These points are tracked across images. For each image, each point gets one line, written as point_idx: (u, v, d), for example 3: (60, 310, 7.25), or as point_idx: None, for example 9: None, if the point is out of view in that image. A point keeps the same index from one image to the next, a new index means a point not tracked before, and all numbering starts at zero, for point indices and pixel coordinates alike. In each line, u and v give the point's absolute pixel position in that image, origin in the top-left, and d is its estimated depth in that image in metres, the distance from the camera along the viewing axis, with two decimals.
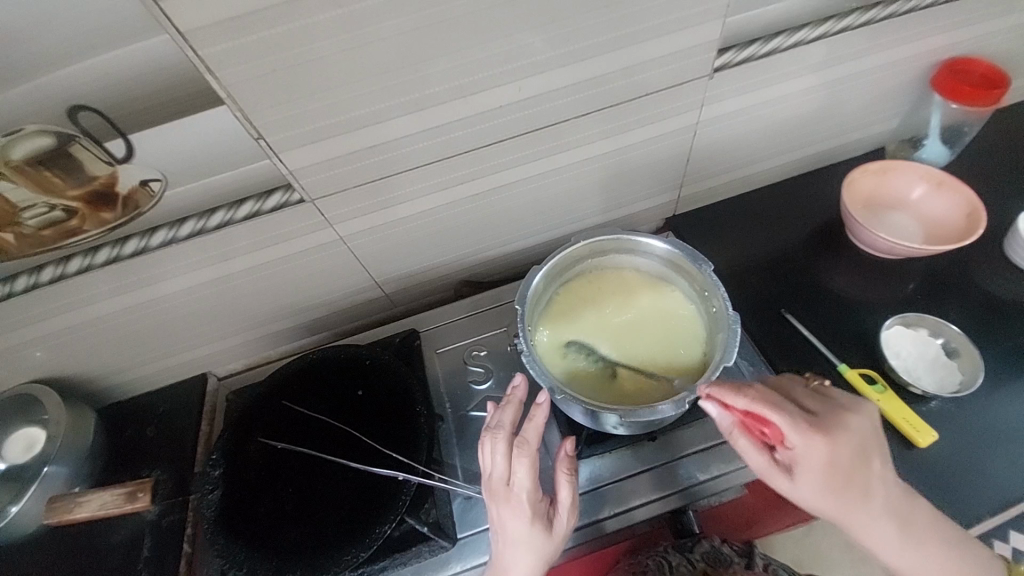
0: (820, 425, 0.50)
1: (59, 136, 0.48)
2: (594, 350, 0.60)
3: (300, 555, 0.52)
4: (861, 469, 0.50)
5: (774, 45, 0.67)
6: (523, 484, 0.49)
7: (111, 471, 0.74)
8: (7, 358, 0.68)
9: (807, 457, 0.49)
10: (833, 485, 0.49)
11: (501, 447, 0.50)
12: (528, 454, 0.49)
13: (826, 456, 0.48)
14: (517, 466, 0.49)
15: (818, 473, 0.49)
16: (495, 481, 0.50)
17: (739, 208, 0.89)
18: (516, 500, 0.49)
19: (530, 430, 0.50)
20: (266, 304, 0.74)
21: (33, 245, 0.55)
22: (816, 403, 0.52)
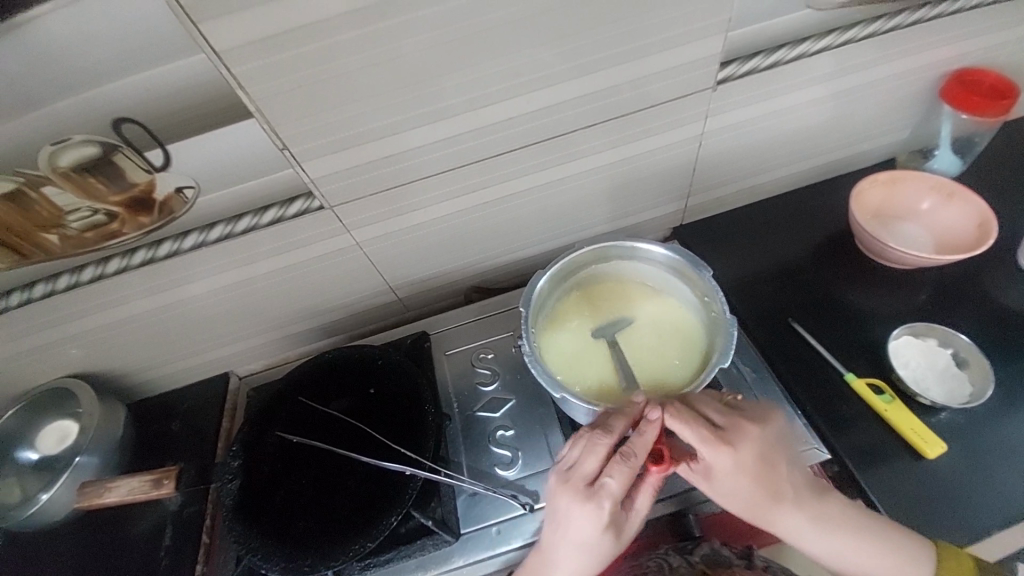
0: (726, 434, 0.53)
1: (104, 145, 0.51)
2: (594, 353, 0.62)
3: (311, 544, 0.55)
4: (769, 470, 0.54)
5: (777, 58, 0.69)
6: (612, 491, 0.49)
7: (138, 463, 0.78)
8: (48, 353, 0.73)
9: (717, 464, 0.52)
10: (744, 486, 0.53)
11: (599, 449, 0.50)
12: (631, 465, 0.49)
13: (734, 461, 0.52)
14: (612, 472, 0.49)
15: (728, 476, 0.52)
16: (577, 477, 0.50)
17: (746, 218, 0.90)
18: (594, 503, 0.49)
19: (638, 444, 0.50)
20: (285, 306, 0.78)
21: (76, 246, 0.59)
22: (718, 412, 0.54)
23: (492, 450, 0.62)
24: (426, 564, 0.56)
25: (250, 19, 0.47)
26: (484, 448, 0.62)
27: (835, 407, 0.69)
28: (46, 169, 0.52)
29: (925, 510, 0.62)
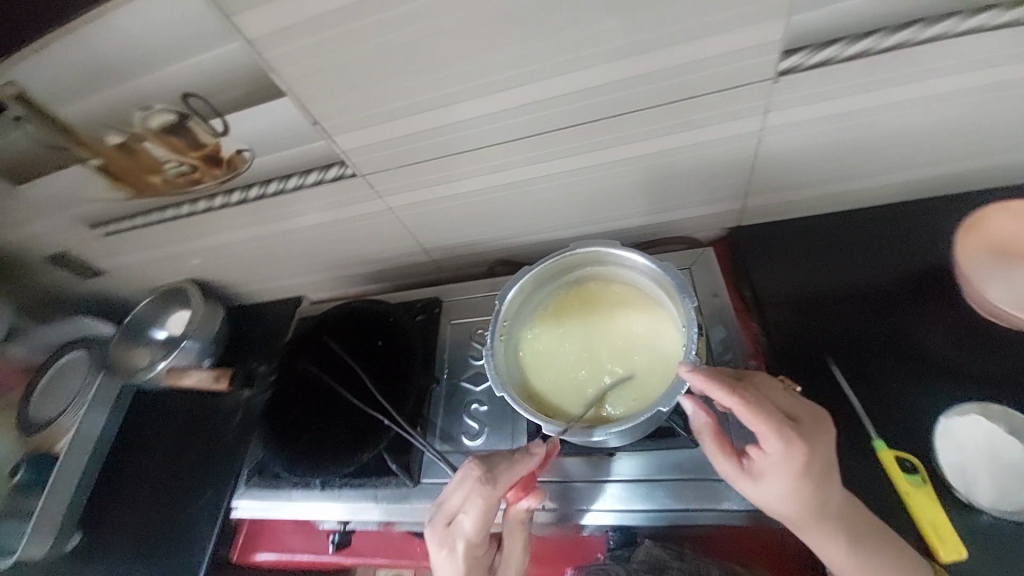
0: (801, 430, 0.50)
1: (180, 114, 0.63)
2: (558, 358, 0.62)
3: (306, 456, 0.68)
4: (829, 478, 0.51)
5: (867, 45, 0.54)
6: (468, 527, 0.54)
7: (228, 355, 1.00)
8: (170, 262, 0.95)
9: (781, 462, 0.49)
10: (801, 491, 0.50)
11: (468, 485, 0.54)
12: (487, 503, 0.53)
13: (803, 461, 0.49)
14: (469, 510, 0.53)
15: (789, 476, 0.50)
16: (441, 514, 0.55)
17: (818, 231, 0.77)
18: (453, 541, 0.54)
19: (501, 483, 0.53)
20: (335, 252, 0.90)
21: (173, 188, 0.75)
22: (795, 407, 0.52)
23: (464, 418, 0.68)
24: (382, 497, 0.66)
25: (272, 9, 0.51)
26: (459, 415, 0.68)
27: (844, 467, 0.62)
28: (142, 127, 0.65)
29: None
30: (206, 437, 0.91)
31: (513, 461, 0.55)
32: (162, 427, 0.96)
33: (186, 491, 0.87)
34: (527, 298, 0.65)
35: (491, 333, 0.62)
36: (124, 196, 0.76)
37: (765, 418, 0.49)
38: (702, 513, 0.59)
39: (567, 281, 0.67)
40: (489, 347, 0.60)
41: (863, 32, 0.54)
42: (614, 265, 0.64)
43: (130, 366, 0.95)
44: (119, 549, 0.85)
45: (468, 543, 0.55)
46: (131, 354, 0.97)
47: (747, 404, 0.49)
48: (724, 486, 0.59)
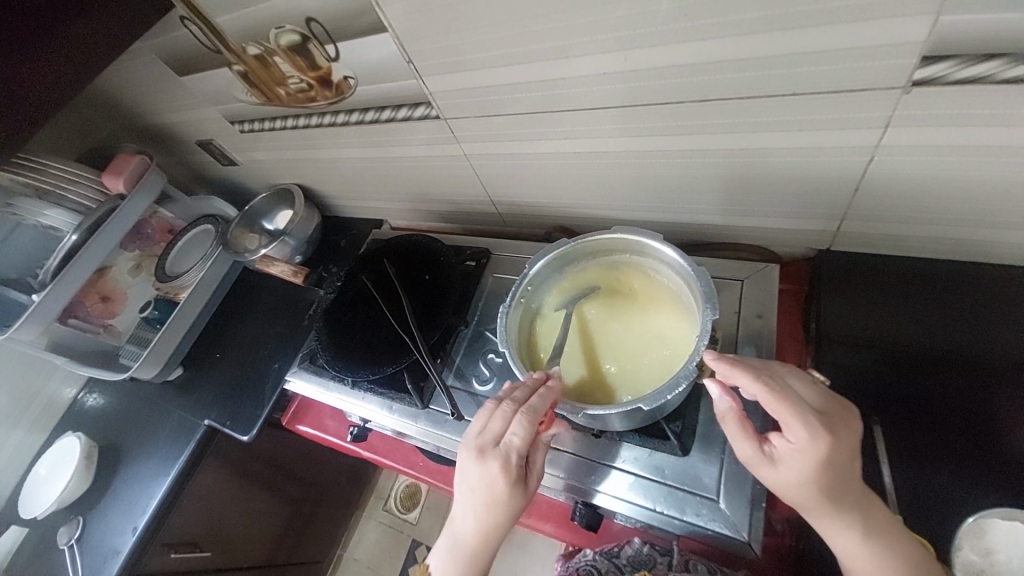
0: (828, 419, 0.48)
1: (303, 37, 0.71)
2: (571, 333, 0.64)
3: (344, 354, 0.78)
4: (852, 475, 0.48)
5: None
6: (516, 445, 0.52)
7: (317, 255, 1.17)
8: (286, 166, 1.11)
9: (804, 451, 0.47)
10: (824, 483, 0.48)
11: (501, 408, 0.55)
12: (529, 416, 0.53)
13: (827, 453, 0.47)
14: (513, 427, 0.53)
15: (814, 466, 0.47)
16: (486, 440, 0.54)
17: (917, 279, 0.67)
18: (503, 457, 0.52)
19: (537, 398, 0.54)
20: (416, 185, 0.98)
21: (293, 100, 0.86)
22: (820, 398, 0.50)
23: (479, 363, 0.74)
24: (393, 408, 0.75)
25: None
26: (476, 359, 0.75)
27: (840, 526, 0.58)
28: (275, 43, 0.73)
29: None
30: (293, 318, 1.13)
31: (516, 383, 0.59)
32: (263, 301, 1.19)
33: (270, 354, 1.10)
34: (556, 272, 0.68)
35: (515, 291, 0.65)
36: (255, 100, 0.89)
37: (788, 403, 0.48)
38: (665, 517, 0.59)
39: (594, 268, 0.68)
40: (507, 303, 0.64)
41: None
42: (652, 257, 0.64)
43: (238, 245, 1.16)
44: (214, 384, 1.11)
45: (517, 460, 0.53)
46: (240, 236, 1.17)
47: (770, 389, 0.48)
48: (695, 501, 0.58)
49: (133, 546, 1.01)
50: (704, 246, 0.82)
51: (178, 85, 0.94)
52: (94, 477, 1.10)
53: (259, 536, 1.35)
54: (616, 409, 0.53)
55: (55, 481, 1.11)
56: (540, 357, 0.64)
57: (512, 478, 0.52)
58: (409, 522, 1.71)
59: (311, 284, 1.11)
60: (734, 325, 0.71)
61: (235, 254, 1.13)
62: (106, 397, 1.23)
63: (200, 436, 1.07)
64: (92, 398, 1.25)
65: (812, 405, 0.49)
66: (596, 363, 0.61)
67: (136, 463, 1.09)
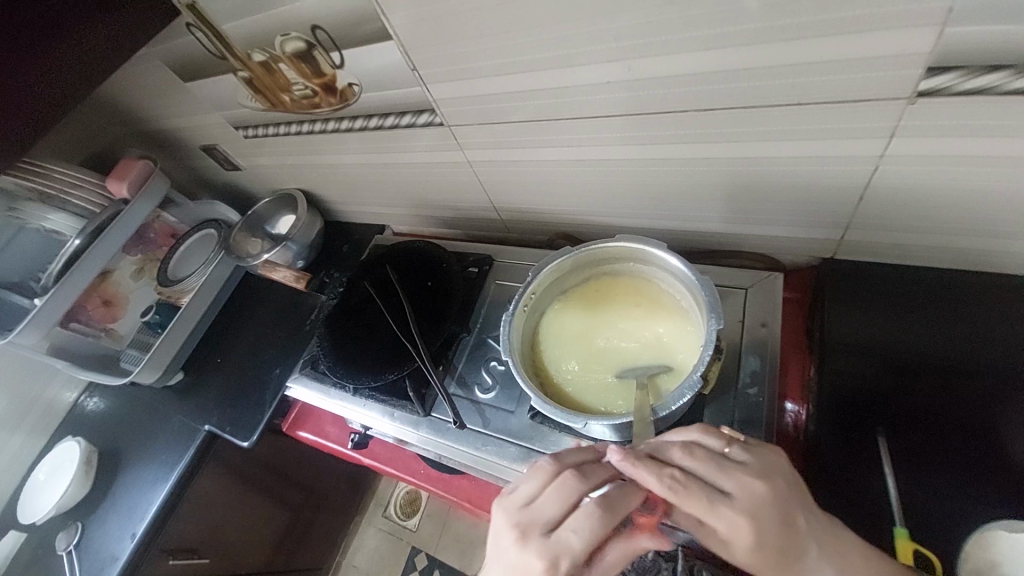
0: (747, 487, 0.46)
1: (308, 44, 0.70)
2: (573, 343, 0.64)
3: (345, 361, 0.78)
4: (794, 534, 0.46)
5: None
6: (569, 546, 0.46)
7: (319, 260, 1.17)
8: (290, 172, 1.11)
9: (733, 529, 0.45)
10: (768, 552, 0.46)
11: (561, 495, 0.48)
12: (600, 523, 0.46)
13: (749, 529, 0.45)
14: (577, 524, 0.47)
15: (751, 541, 0.45)
16: (533, 524, 0.48)
17: (922, 289, 0.66)
18: (548, 554, 0.46)
19: (621, 506, 0.47)
20: (419, 192, 0.98)
21: (297, 107, 0.86)
22: (747, 458, 0.48)
23: (482, 371, 0.73)
24: (395, 415, 0.75)
25: None
26: (478, 366, 0.74)
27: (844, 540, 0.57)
28: (280, 50, 0.73)
29: None
30: (295, 323, 1.13)
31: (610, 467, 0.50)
32: (265, 307, 1.19)
33: (271, 359, 1.10)
34: (557, 280, 0.67)
35: (521, 298, 0.65)
36: (260, 107, 0.89)
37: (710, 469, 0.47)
38: (669, 529, 0.59)
39: (597, 275, 0.68)
40: (508, 313, 0.63)
41: None
42: (658, 266, 0.63)
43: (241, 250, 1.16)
44: (214, 389, 1.11)
45: (570, 564, 0.46)
46: (244, 241, 1.18)
47: (691, 462, 0.48)
48: None
49: (133, 552, 1.00)
50: (707, 253, 0.81)
51: (182, 91, 0.95)
52: (94, 481, 1.10)
53: (258, 543, 1.34)
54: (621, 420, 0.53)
55: (55, 487, 1.09)
56: (542, 368, 0.63)
57: None
58: (409, 529, 1.70)
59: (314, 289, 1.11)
60: (740, 333, 0.71)
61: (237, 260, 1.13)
62: (106, 401, 1.23)
63: (201, 441, 1.07)
64: (93, 403, 1.24)
65: (740, 469, 0.47)
66: (599, 373, 0.61)
67: (136, 468, 1.09)
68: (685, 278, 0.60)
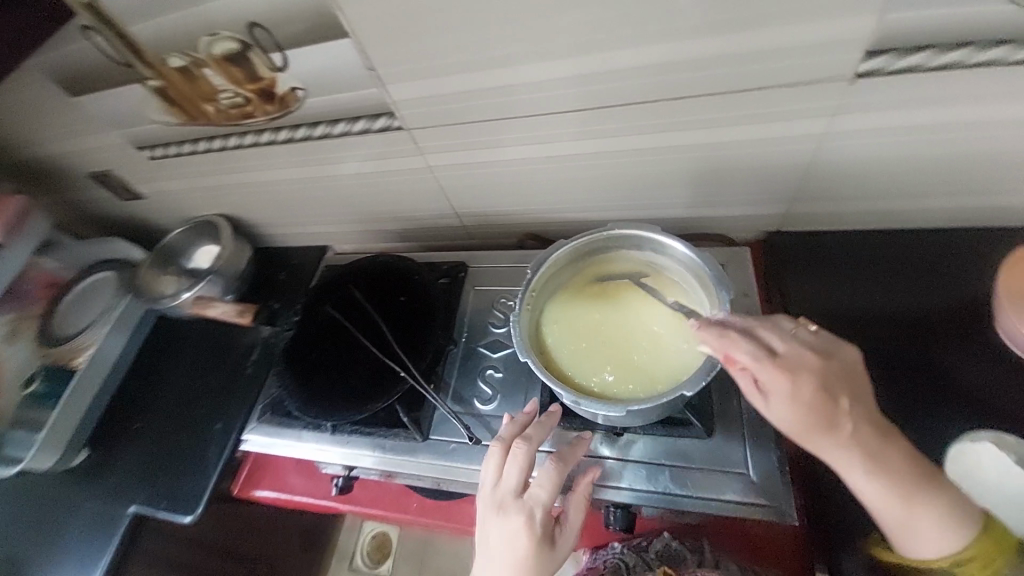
0: (801, 354, 0.48)
1: (242, 44, 0.63)
2: (581, 333, 0.62)
3: (319, 395, 0.70)
4: (841, 409, 0.47)
5: (960, 56, 0.50)
6: (542, 499, 0.52)
7: (251, 292, 1.03)
8: (210, 196, 0.98)
9: (784, 385, 0.47)
10: (809, 415, 0.46)
11: (524, 459, 0.54)
12: (559, 471, 0.54)
13: (794, 383, 0.47)
14: (538, 477, 0.53)
15: (796, 401, 0.47)
16: (507, 494, 0.52)
17: (861, 247, 0.74)
18: (528, 511, 0.51)
19: (567, 454, 0.57)
20: (370, 205, 0.91)
21: (222, 119, 0.75)
22: (816, 337, 0.50)
23: (478, 382, 0.69)
24: (387, 447, 0.68)
25: None
26: (472, 379, 0.70)
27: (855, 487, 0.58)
28: (206, 52, 0.65)
29: None
30: (226, 367, 0.95)
31: (549, 427, 0.58)
32: (186, 354, 1.00)
33: (204, 412, 0.92)
34: (556, 273, 0.66)
35: (524, 294, 0.63)
36: (174, 121, 0.77)
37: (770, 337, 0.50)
38: (703, 501, 0.59)
39: (592, 264, 0.67)
40: (517, 315, 0.62)
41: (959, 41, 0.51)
42: (656, 250, 0.65)
43: (153, 290, 0.99)
44: (134, 462, 0.91)
45: (542, 514, 0.52)
46: (156, 279, 1.01)
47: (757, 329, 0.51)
48: (730, 479, 0.59)
49: None
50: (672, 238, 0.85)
51: (68, 106, 0.79)
52: None
53: None
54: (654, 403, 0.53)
55: None
56: (554, 361, 0.61)
57: (536, 534, 0.50)
58: None
59: (261, 323, 0.97)
60: None
61: (151, 302, 0.96)
62: None
63: (124, 530, 0.87)
64: None
65: (806, 343, 0.50)
66: (614, 359, 0.60)
67: None
68: (687, 260, 0.62)
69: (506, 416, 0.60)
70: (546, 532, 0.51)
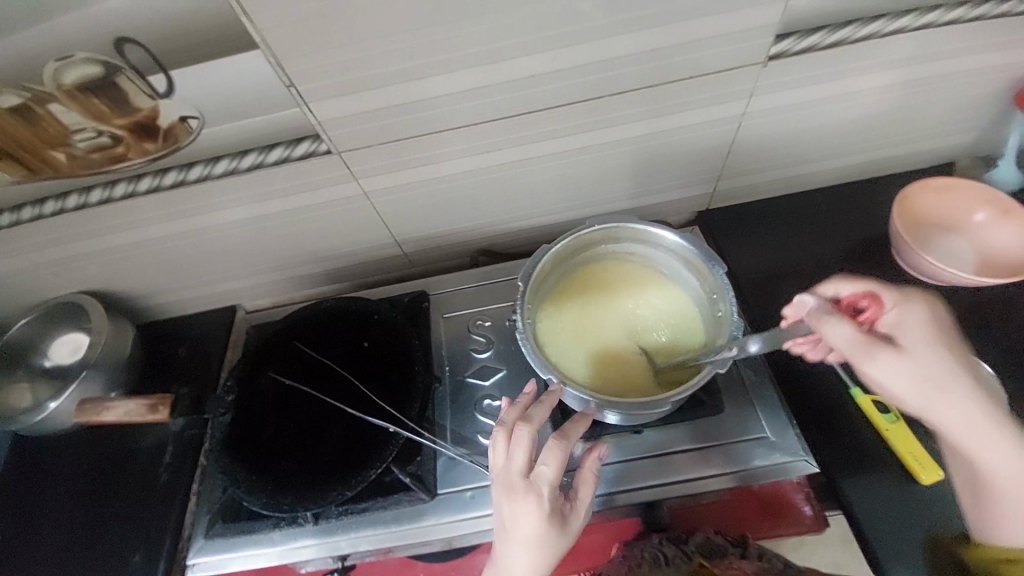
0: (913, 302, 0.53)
1: (107, 67, 0.51)
2: (591, 336, 0.65)
3: (296, 481, 0.60)
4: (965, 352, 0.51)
5: (842, 36, 0.62)
6: (547, 478, 0.51)
7: (142, 381, 0.81)
8: (63, 268, 0.76)
9: (908, 313, 0.51)
10: (946, 350, 0.49)
11: (525, 442, 0.52)
12: (561, 449, 0.52)
13: (928, 318, 0.51)
14: (544, 458, 0.52)
15: (923, 329, 0.50)
16: (513, 477, 0.51)
17: (778, 212, 0.84)
18: (535, 493, 0.51)
19: (569, 429, 0.54)
20: (292, 250, 0.78)
21: (82, 166, 0.60)
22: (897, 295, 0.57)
23: (475, 417, 0.65)
24: (396, 518, 0.61)
25: None
26: (467, 415, 0.66)
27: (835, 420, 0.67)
28: (53, 85, 0.52)
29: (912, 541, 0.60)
30: (128, 482, 0.74)
31: (548, 404, 0.55)
32: (60, 480, 0.75)
33: (109, 549, 0.69)
34: (549, 279, 0.67)
35: (525, 306, 0.60)
36: (11, 177, 0.61)
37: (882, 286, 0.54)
38: (728, 475, 0.63)
39: (581, 264, 0.69)
40: (523, 330, 0.58)
41: (841, 24, 0.62)
42: (645, 241, 0.67)
43: (6, 406, 0.77)
44: None
45: (551, 494, 0.51)
46: (7, 391, 0.78)
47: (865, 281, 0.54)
48: (745, 447, 0.64)
49: None
50: None
51: None
52: None
53: None
54: (688, 391, 0.54)
55: None
56: (574, 368, 0.62)
57: (547, 515, 0.51)
58: None
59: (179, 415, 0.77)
60: None
61: (2, 424, 0.74)
62: None
63: None
64: None
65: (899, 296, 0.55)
66: (629, 356, 0.63)
67: None
68: (678, 247, 0.65)
69: (506, 398, 0.56)
70: (556, 510, 0.52)
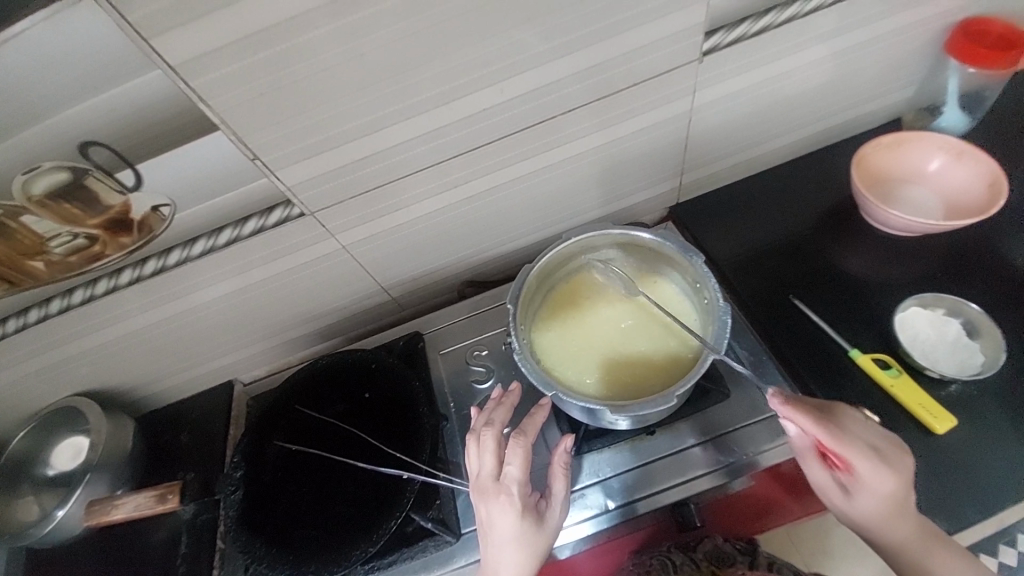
0: (880, 472, 0.51)
1: (75, 171, 0.53)
2: (588, 345, 0.66)
3: (316, 546, 0.59)
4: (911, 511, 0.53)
5: (765, 24, 0.65)
6: (514, 476, 0.53)
7: (149, 473, 0.80)
8: (55, 375, 0.76)
9: (876, 483, 0.52)
10: (893, 513, 0.53)
11: (489, 444, 0.54)
12: (523, 445, 0.53)
13: (889, 487, 0.52)
14: (509, 458, 0.53)
15: (880, 495, 0.52)
16: (484, 479, 0.53)
17: (744, 195, 0.87)
18: (506, 492, 0.52)
19: (528, 425, 0.56)
20: (281, 315, 0.78)
21: (62, 270, 0.61)
22: (882, 436, 0.53)
23: None
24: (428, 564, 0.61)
25: (205, 25, 0.45)
26: None
27: (839, 385, 0.67)
28: (22, 196, 0.54)
29: (938, 494, 0.60)
30: None
31: (507, 405, 0.58)
32: None
33: None
34: (536, 297, 0.67)
35: (518, 327, 0.61)
36: None
37: (855, 445, 0.51)
38: (749, 460, 0.63)
39: (563, 276, 0.70)
40: (519, 351, 0.59)
41: (762, 12, 0.66)
42: (623, 244, 0.69)
43: (11, 525, 0.74)
44: None
45: (522, 492, 0.53)
46: (11, 509, 0.76)
47: (835, 434, 0.51)
48: (762, 428, 0.64)
49: None
50: None
51: None
52: None
53: None
54: (687, 385, 0.55)
55: None
56: (578, 380, 0.63)
57: (520, 513, 0.52)
58: None
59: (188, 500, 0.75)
60: None
61: (11, 540, 0.71)
62: None
63: None
64: None
65: (871, 442, 0.52)
66: (629, 358, 0.64)
67: None
68: (657, 245, 0.66)
69: (471, 409, 0.59)
70: (529, 509, 0.53)
